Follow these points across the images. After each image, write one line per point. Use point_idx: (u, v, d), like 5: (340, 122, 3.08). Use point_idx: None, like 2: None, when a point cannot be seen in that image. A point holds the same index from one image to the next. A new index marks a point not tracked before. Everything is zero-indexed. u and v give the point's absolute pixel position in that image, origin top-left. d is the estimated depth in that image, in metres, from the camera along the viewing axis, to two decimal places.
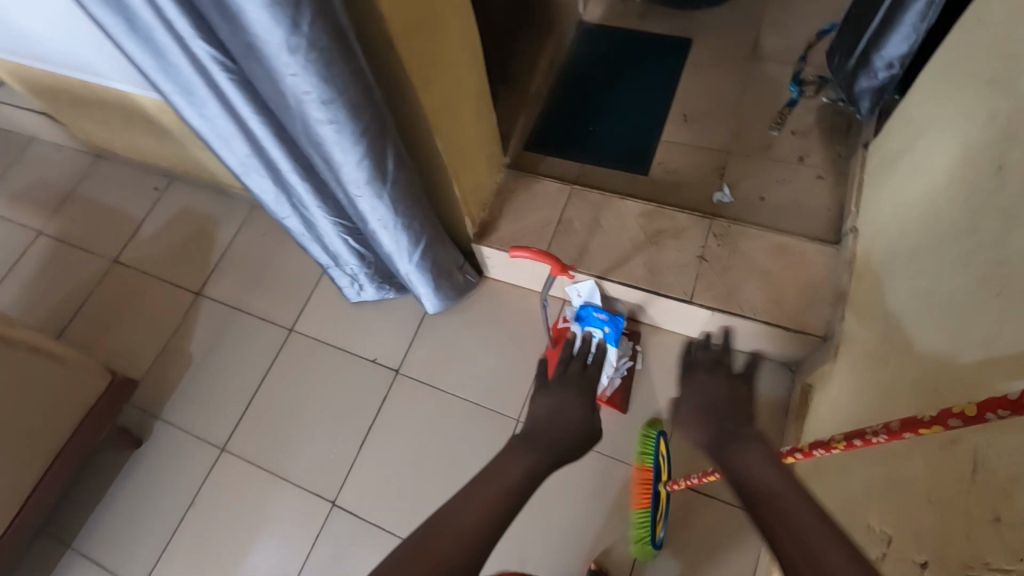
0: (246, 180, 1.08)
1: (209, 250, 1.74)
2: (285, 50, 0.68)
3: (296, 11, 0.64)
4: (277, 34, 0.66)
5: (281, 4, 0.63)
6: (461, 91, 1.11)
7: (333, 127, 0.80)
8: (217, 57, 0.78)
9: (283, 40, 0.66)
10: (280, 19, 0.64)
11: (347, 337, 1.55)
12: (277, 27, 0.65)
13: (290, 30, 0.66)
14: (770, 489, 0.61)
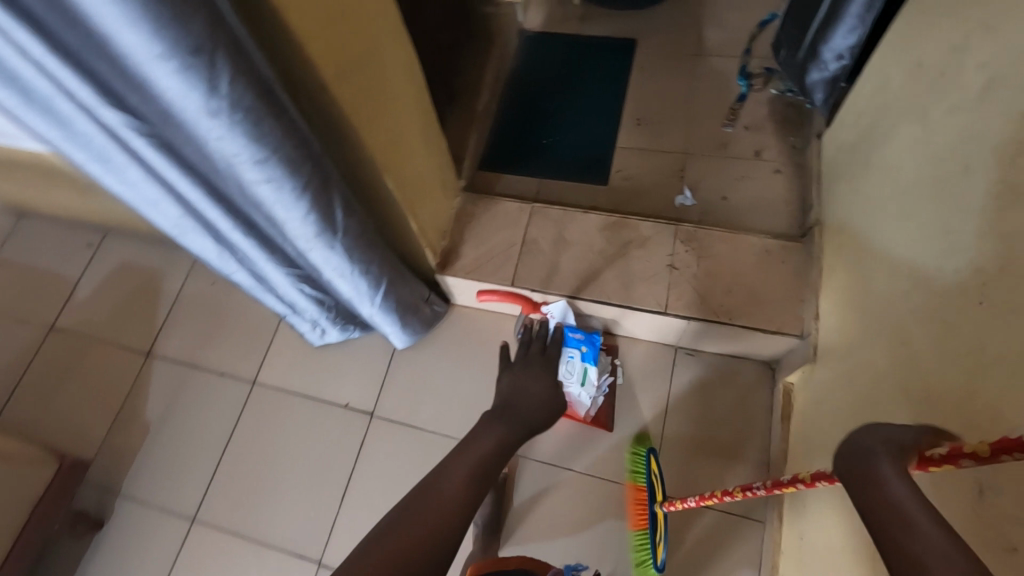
0: (183, 238, 1.00)
1: (155, 306, 1.63)
2: (205, 114, 0.60)
3: (213, 72, 0.57)
4: (194, 98, 0.58)
5: (194, 68, 0.56)
6: (407, 122, 1.05)
7: (270, 186, 0.73)
8: (131, 122, 0.69)
9: (201, 103, 0.59)
10: (195, 83, 0.57)
11: (314, 384, 1.47)
12: (193, 91, 0.57)
13: (209, 93, 0.58)
14: (901, 517, 0.47)
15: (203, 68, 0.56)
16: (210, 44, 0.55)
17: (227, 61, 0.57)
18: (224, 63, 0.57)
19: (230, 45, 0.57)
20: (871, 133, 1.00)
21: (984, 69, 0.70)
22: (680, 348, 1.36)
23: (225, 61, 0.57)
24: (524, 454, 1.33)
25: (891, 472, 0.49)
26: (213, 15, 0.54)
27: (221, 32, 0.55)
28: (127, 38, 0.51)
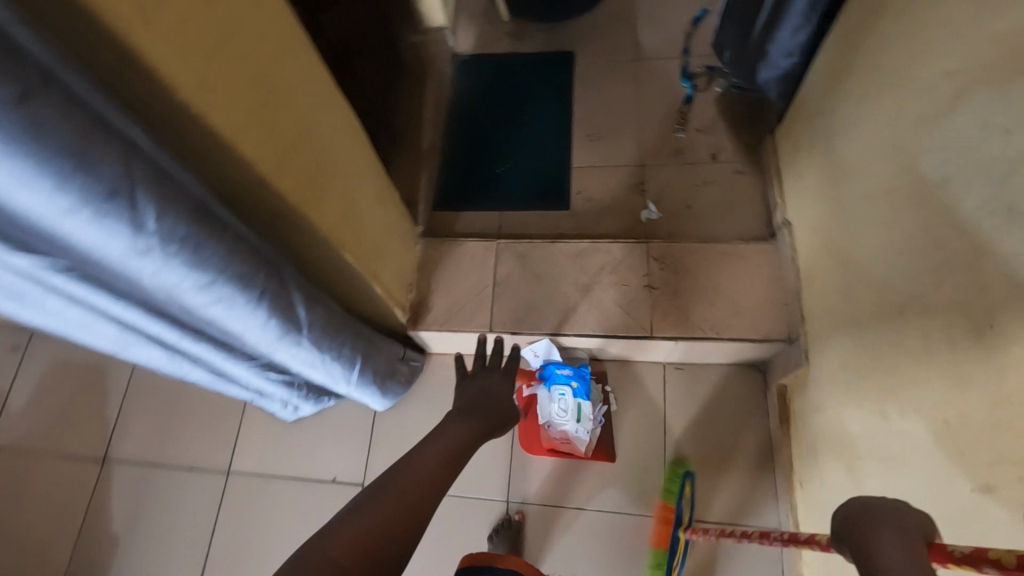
0: (126, 353, 0.87)
1: (102, 405, 1.48)
2: (134, 255, 0.54)
3: (137, 211, 0.52)
4: (118, 240, 0.52)
5: (116, 210, 0.50)
6: (358, 188, 0.98)
7: (222, 306, 0.66)
8: (47, 265, 0.58)
9: (128, 244, 0.53)
10: (119, 225, 0.51)
11: (294, 462, 1.37)
12: (116, 235, 0.52)
13: (135, 233, 0.53)
14: None
15: (126, 208, 0.51)
16: (128, 182, 0.50)
17: (150, 196, 0.52)
18: (148, 198, 0.52)
19: (153, 176, 0.52)
20: (834, 134, 0.98)
21: (949, 77, 0.69)
22: (668, 364, 1.33)
23: (149, 196, 0.52)
24: (528, 500, 1.27)
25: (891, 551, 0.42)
26: (125, 148, 0.49)
27: (139, 164, 0.50)
28: (27, 197, 0.45)
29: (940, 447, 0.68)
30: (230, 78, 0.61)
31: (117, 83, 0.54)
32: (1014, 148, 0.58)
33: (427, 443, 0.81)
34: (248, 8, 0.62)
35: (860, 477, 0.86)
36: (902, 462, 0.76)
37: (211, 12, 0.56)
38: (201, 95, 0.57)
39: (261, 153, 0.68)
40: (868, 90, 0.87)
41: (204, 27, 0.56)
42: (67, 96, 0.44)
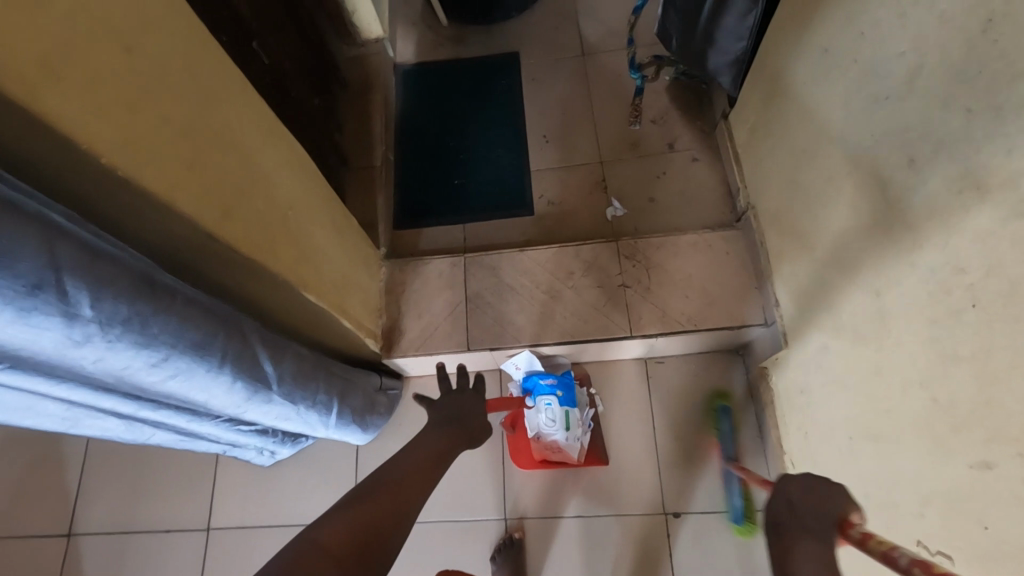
0: (77, 429, 0.77)
1: (63, 474, 1.38)
2: (70, 346, 0.49)
3: (69, 299, 0.46)
4: (51, 335, 0.47)
5: (44, 304, 0.44)
6: (314, 223, 0.92)
7: (180, 379, 0.61)
8: None
9: (63, 335, 0.48)
10: (49, 319, 0.45)
11: (277, 508, 1.30)
12: (47, 330, 0.46)
13: (69, 323, 0.47)
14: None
15: (55, 299, 0.45)
16: (53, 270, 0.44)
17: (81, 281, 0.46)
18: (77, 282, 0.46)
19: (82, 255, 0.46)
20: (789, 118, 0.98)
21: (900, 58, 0.69)
22: (650, 359, 1.32)
23: (79, 280, 0.46)
24: (526, 514, 1.25)
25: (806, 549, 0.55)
26: (47, 235, 0.43)
27: (64, 246, 0.45)
28: None
29: (931, 426, 0.68)
30: (157, 132, 0.55)
31: (30, 154, 0.48)
32: (976, 128, 0.58)
33: (416, 443, 0.80)
34: (165, 52, 0.56)
35: (852, 457, 0.87)
36: (893, 442, 0.76)
37: (124, 63, 0.51)
38: (125, 155, 0.51)
39: (203, 206, 0.62)
40: (819, 73, 0.87)
41: (119, 80, 0.50)
42: None
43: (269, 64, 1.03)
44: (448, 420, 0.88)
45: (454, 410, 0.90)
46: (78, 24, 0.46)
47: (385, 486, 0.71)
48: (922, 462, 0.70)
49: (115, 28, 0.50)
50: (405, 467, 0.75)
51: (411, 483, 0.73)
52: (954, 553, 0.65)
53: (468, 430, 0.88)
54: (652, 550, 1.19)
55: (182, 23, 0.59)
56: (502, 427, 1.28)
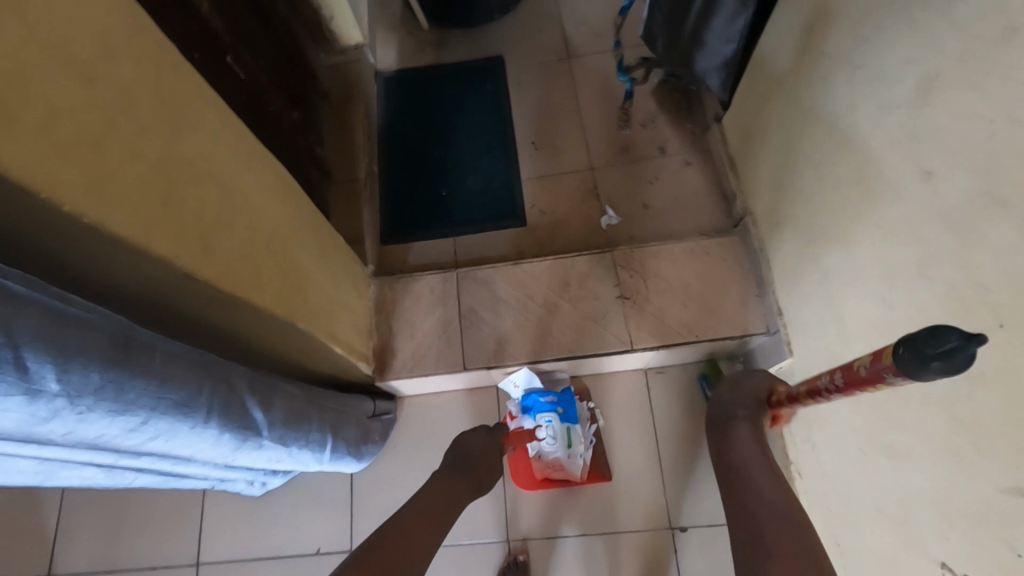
0: (52, 481, 0.71)
1: (39, 513, 1.30)
2: (35, 422, 0.44)
3: (31, 376, 0.42)
4: (11, 414, 0.42)
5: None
6: (299, 247, 0.87)
7: (161, 440, 0.57)
8: None
9: (26, 413, 0.43)
10: (10, 399, 0.41)
11: (271, 540, 1.25)
12: (7, 411, 0.42)
13: (32, 400, 0.43)
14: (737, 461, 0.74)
15: (14, 378, 0.41)
16: (10, 348, 0.40)
17: (44, 354, 0.42)
18: (41, 356, 0.42)
19: (46, 326, 0.42)
20: (788, 123, 0.96)
21: (912, 65, 0.66)
22: (649, 369, 1.30)
23: (42, 354, 0.42)
24: (529, 535, 1.21)
25: (743, 434, 0.76)
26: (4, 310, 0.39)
27: (23, 318, 0.40)
28: None
29: (953, 446, 0.66)
30: (126, 174, 0.50)
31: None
32: (998, 139, 0.55)
33: (417, 498, 0.78)
34: (129, 83, 0.51)
35: (865, 472, 0.85)
36: (911, 460, 0.73)
37: (85, 96, 0.46)
38: (88, 203, 0.46)
39: (180, 246, 0.57)
40: (821, 79, 0.85)
41: (79, 118, 0.45)
42: None
43: (245, 79, 0.97)
44: (460, 465, 0.87)
45: (465, 453, 0.89)
46: (27, 59, 0.40)
47: (387, 540, 0.68)
48: (946, 484, 0.67)
49: (71, 59, 0.44)
50: (407, 521, 0.72)
51: (414, 536, 0.70)
52: None
53: (475, 472, 0.88)
54: (658, 567, 1.17)
55: (149, 46, 0.54)
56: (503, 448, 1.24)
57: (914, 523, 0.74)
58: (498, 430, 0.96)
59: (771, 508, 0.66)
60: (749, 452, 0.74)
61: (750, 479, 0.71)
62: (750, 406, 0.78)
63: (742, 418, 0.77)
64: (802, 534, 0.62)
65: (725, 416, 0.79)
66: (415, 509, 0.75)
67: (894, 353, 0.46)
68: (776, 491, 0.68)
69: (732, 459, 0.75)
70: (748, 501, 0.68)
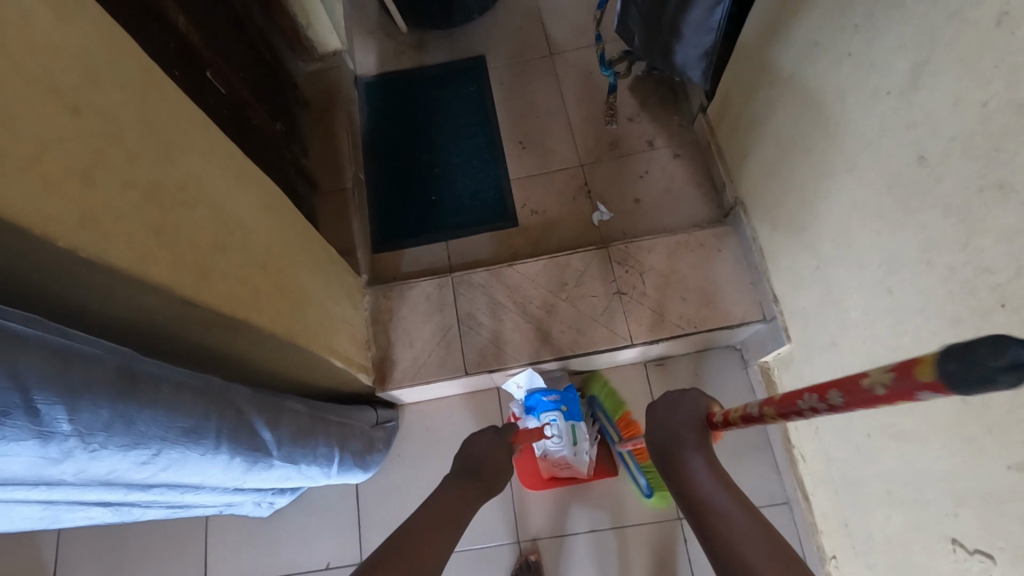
0: (61, 523, 0.69)
1: (37, 548, 1.27)
2: (46, 464, 0.43)
3: (43, 418, 0.41)
4: (23, 458, 0.41)
5: (12, 431, 0.39)
6: (295, 263, 0.86)
7: (172, 470, 0.56)
8: None
9: (37, 456, 0.42)
10: (20, 444, 0.40)
11: (279, 557, 1.23)
12: (18, 455, 0.40)
13: (44, 443, 0.42)
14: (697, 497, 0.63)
15: (26, 422, 0.39)
16: (19, 390, 0.38)
17: (54, 394, 0.41)
18: (51, 396, 0.41)
19: (52, 365, 0.40)
20: (778, 112, 0.96)
21: (901, 52, 0.67)
22: (649, 361, 1.30)
23: (52, 394, 0.41)
24: (539, 535, 1.21)
25: (698, 463, 0.65)
26: (12, 350, 0.38)
27: (30, 359, 0.39)
28: None
29: (961, 426, 0.67)
30: (119, 205, 0.49)
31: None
32: (994, 123, 0.56)
33: (428, 502, 0.79)
34: (115, 109, 0.49)
35: (872, 453, 0.86)
36: (918, 440, 0.75)
37: (70, 127, 0.44)
38: (85, 236, 0.45)
39: (178, 273, 0.56)
40: (809, 69, 0.85)
41: (69, 153, 0.44)
42: None
43: (226, 94, 0.95)
44: (467, 472, 0.88)
45: (471, 460, 0.89)
46: (12, 96, 0.39)
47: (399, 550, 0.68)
48: (957, 461, 0.68)
49: (56, 91, 0.43)
50: (418, 526, 0.73)
51: (429, 543, 0.71)
52: (994, 553, 0.64)
53: (484, 478, 0.87)
54: (670, 556, 1.17)
55: (131, 72, 0.52)
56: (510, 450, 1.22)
57: (923, 501, 0.75)
58: (504, 431, 0.97)
59: (756, 547, 0.56)
60: (709, 487, 0.63)
61: (726, 516, 0.60)
62: (698, 431, 0.68)
63: (693, 446, 0.66)
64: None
65: (670, 442, 0.68)
66: (421, 517, 0.75)
67: (934, 362, 0.34)
68: (756, 526, 0.59)
69: (695, 495, 0.63)
70: (729, 545, 0.58)
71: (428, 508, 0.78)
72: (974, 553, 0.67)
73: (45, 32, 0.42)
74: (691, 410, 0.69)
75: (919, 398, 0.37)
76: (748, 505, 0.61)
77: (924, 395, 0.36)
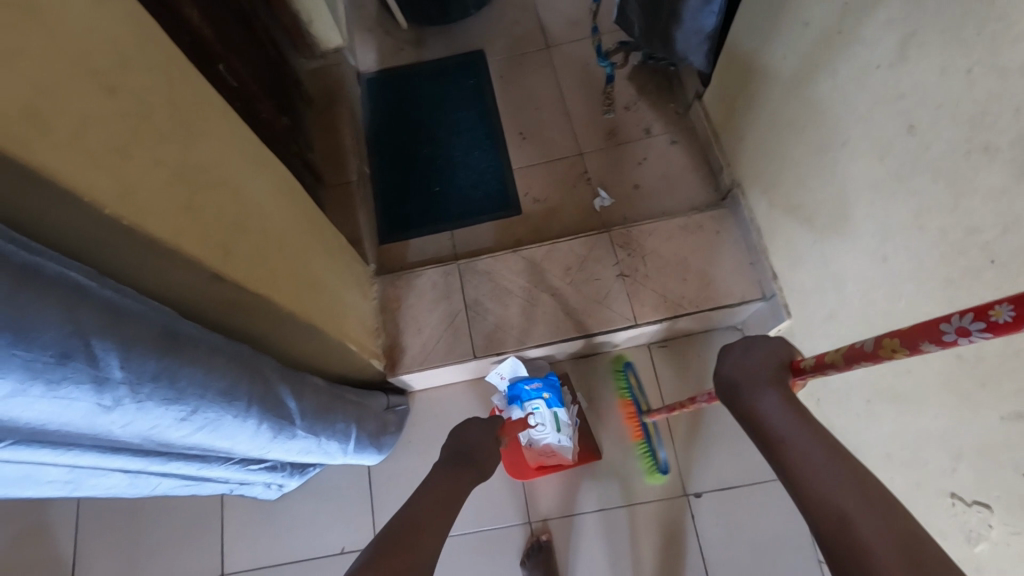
0: (80, 490, 0.71)
1: (52, 540, 1.28)
2: (100, 412, 0.49)
3: (99, 363, 0.47)
4: (82, 403, 0.47)
5: (73, 372, 0.45)
6: (309, 248, 0.89)
7: (207, 430, 0.62)
8: None
9: (93, 403, 0.48)
10: (80, 388, 0.46)
11: (295, 542, 1.25)
12: (77, 399, 0.46)
13: (99, 390, 0.48)
14: (777, 434, 0.59)
15: (85, 365, 0.46)
16: (80, 337, 0.45)
17: (110, 342, 0.47)
18: (107, 344, 0.47)
19: (105, 317, 0.47)
20: (772, 92, 0.99)
21: (889, 26, 0.70)
22: (652, 344, 1.33)
23: (108, 342, 0.47)
24: (549, 515, 1.24)
25: (772, 401, 0.61)
26: (73, 299, 0.44)
27: (85, 308, 0.45)
28: None
29: (956, 383, 0.70)
30: (157, 179, 0.52)
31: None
32: (978, 89, 0.59)
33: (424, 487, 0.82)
34: (149, 89, 0.52)
35: (871, 419, 0.89)
36: (915, 400, 0.78)
37: (109, 105, 0.47)
38: (126, 206, 0.47)
39: (206, 249, 0.58)
40: (800, 48, 0.89)
41: (107, 128, 0.46)
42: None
43: (238, 87, 0.97)
44: (460, 456, 0.91)
45: (462, 447, 0.93)
46: (55, 74, 0.41)
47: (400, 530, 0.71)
48: (954, 420, 0.71)
49: (95, 70, 0.45)
50: (420, 510, 0.76)
51: (428, 526, 0.73)
52: (991, 502, 0.67)
53: (477, 464, 0.91)
54: (678, 532, 1.20)
55: (159, 56, 0.54)
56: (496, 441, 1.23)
57: (923, 461, 0.78)
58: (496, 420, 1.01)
59: (841, 489, 0.52)
60: (785, 426, 0.58)
61: (804, 456, 0.56)
62: (773, 371, 0.63)
63: (766, 383, 0.62)
64: (906, 525, 0.48)
65: (740, 383, 0.64)
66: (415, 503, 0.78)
67: None
68: (843, 469, 0.53)
69: (767, 433, 0.59)
70: (810, 488, 0.53)
71: (422, 495, 0.80)
72: (972, 506, 0.70)
73: (85, 16, 0.45)
74: (760, 350, 0.65)
75: None
76: (826, 437, 0.56)
77: None
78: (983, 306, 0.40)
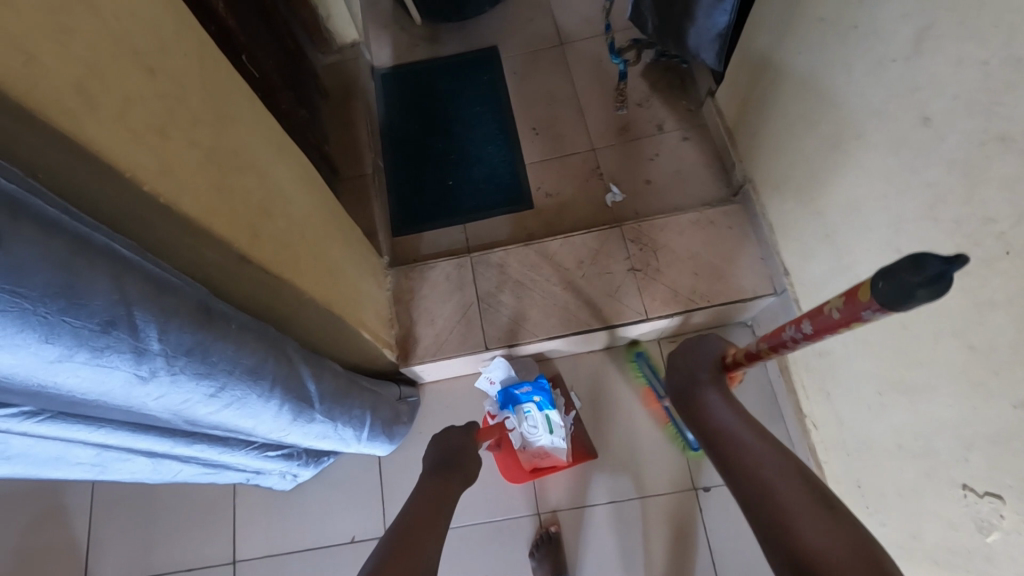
0: (106, 474, 0.73)
1: (69, 523, 1.30)
2: (138, 382, 0.51)
3: (140, 333, 0.49)
4: (121, 371, 0.49)
5: (115, 341, 0.47)
6: (329, 237, 0.91)
7: (234, 408, 0.64)
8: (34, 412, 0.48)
9: (131, 372, 0.50)
10: (121, 357, 0.48)
11: (307, 529, 1.27)
12: (118, 368, 0.48)
13: (138, 359, 0.49)
14: (721, 426, 0.70)
15: (126, 335, 0.47)
16: (123, 306, 0.46)
17: (150, 313, 0.49)
18: (147, 315, 0.49)
19: (147, 288, 0.49)
20: (786, 87, 1.00)
21: (905, 20, 0.71)
22: (662, 338, 1.34)
23: (148, 313, 0.49)
24: (558, 507, 1.25)
25: (715, 397, 0.74)
26: (116, 270, 0.46)
27: (130, 279, 0.47)
28: (13, 356, 0.41)
29: (970, 373, 0.70)
30: (193, 160, 0.54)
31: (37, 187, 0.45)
32: (995, 78, 0.60)
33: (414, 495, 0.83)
34: (185, 72, 0.54)
35: (883, 412, 0.90)
36: (927, 391, 0.78)
37: (150, 86, 0.48)
38: (163, 183, 0.49)
39: (234, 230, 0.60)
40: (814, 43, 0.89)
41: (147, 105, 0.48)
42: (42, 222, 0.40)
43: (259, 77, 0.98)
44: (449, 461, 0.93)
45: (446, 456, 0.95)
46: (100, 52, 0.42)
47: (401, 532, 0.73)
48: (970, 413, 0.71)
49: (134, 50, 0.47)
50: (413, 518, 0.76)
51: (424, 531, 0.74)
52: (1004, 492, 0.67)
53: (463, 468, 0.94)
54: (687, 525, 1.21)
55: (192, 41, 0.56)
56: (488, 449, 1.28)
57: (936, 454, 0.79)
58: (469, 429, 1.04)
59: (758, 458, 0.63)
60: (726, 419, 0.70)
61: (737, 440, 0.67)
62: (712, 370, 0.77)
63: (709, 383, 0.76)
64: (812, 484, 0.58)
65: (688, 382, 0.78)
66: (415, 510, 0.78)
67: (869, 285, 0.46)
68: (769, 448, 0.64)
69: (711, 426, 0.71)
70: (734, 461, 0.65)
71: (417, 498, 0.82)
72: (986, 498, 0.70)
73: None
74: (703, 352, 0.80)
75: (863, 317, 0.49)
76: (758, 427, 0.68)
77: (867, 315, 0.49)
78: (856, 313, 0.49)
